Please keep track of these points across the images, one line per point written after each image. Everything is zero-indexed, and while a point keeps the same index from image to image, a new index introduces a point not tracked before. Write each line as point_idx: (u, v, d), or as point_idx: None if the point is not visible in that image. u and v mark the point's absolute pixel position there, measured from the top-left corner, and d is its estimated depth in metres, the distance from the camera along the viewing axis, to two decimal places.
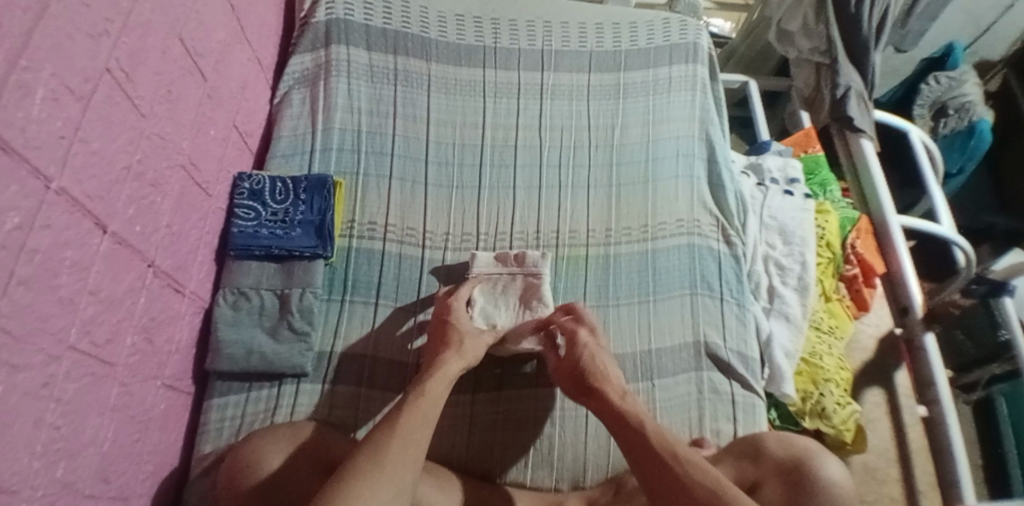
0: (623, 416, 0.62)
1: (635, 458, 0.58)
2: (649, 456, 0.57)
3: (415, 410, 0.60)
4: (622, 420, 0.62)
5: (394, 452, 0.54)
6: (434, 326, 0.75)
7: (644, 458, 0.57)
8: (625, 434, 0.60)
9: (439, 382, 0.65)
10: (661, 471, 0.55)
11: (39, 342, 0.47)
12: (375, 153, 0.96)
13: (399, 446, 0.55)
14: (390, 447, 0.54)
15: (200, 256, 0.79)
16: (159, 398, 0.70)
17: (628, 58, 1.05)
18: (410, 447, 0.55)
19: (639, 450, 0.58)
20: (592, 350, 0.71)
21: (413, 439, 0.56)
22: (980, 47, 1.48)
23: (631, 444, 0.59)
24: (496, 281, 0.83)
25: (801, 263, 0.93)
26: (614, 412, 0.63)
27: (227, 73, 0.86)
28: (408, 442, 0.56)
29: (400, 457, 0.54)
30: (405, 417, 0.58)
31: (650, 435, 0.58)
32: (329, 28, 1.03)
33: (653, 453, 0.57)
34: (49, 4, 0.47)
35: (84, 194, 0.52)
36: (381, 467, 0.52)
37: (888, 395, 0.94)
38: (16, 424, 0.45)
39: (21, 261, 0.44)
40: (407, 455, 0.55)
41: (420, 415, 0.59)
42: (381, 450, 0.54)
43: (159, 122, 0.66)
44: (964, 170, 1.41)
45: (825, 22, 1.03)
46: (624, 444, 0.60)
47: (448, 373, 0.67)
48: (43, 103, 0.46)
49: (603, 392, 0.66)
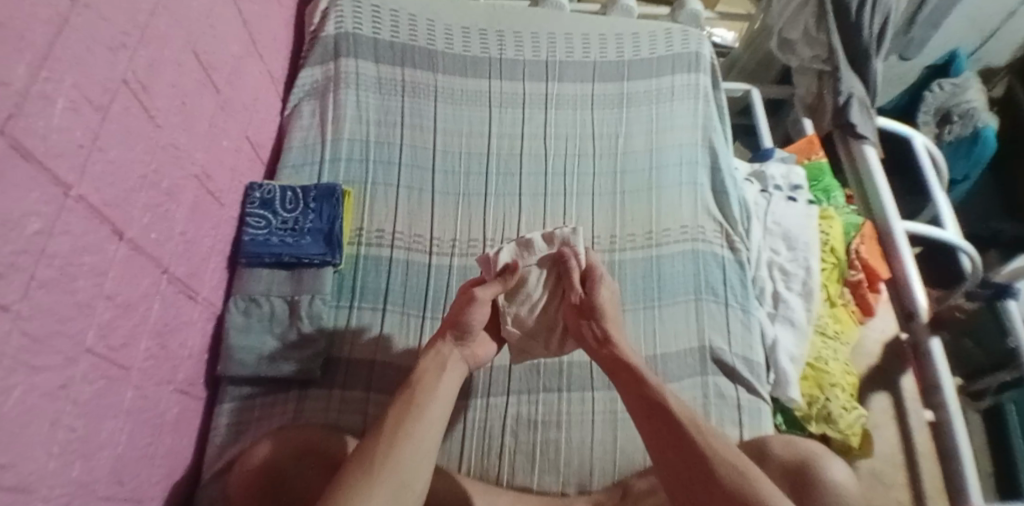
0: (636, 382, 0.62)
1: (647, 427, 0.58)
2: (665, 423, 0.56)
3: (408, 411, 0.60)
4: (635, 385, 0.62)
5: (385, 451, 0.55)
6: (453, 309, 0.72)
7: (658, 424, 0.57)
8: (637, 400, 0.60)
9: (431, 373, 0.65)
10: (676, 439, 0.55)
11: (58, 345, 0.49)
12: (383, 162, 0.98)
13: (389, 447, 0.55)
14: (380, 448, 0.55)
15: (213, 263, 0.81)
16: (172, 402, 0.71)
17: (632, 68, 1.07)
18: (399, 450, 0.55)
19: (657, 416, 0.57)
20: (604, 327, 0.70)
21: (414, 443, 0.56)
22: (983, 55, 1.47)
23: (643, 414, 0.59)
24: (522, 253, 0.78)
25: (805, 268, 0.94)
26: (626, 377, 0.63)
27: (239, 86, 0.88)
28: (398, 439, 0.56)
29: (388, 451, 0.55)
30: (391, 422, 0.58)
31: (667, 402, 0.58)
32: (339, 41, 1.05)
33: (670, 420, 0.57)
34: (70, 18, 0.49)
35: (103, 202, 0.54)
36: (374, 476, 0.52)
37: (894, 399, 0.94)
38: (35, 424, 0.46)
39: (42, 264, 0.46)
40: (397, 454, 0.55)
41: (412, 414, 0.59)
42: (370, 454, 0.54)
43: (174, 132, 0.68)
44: (969, 177, 1.44)
45: (826, 31, 1.05)
46: (641, 412, 0.59)
47: (436, 351, 0.68)
48: (64, 112, 0.48)
49: (617, 358, 0.66)
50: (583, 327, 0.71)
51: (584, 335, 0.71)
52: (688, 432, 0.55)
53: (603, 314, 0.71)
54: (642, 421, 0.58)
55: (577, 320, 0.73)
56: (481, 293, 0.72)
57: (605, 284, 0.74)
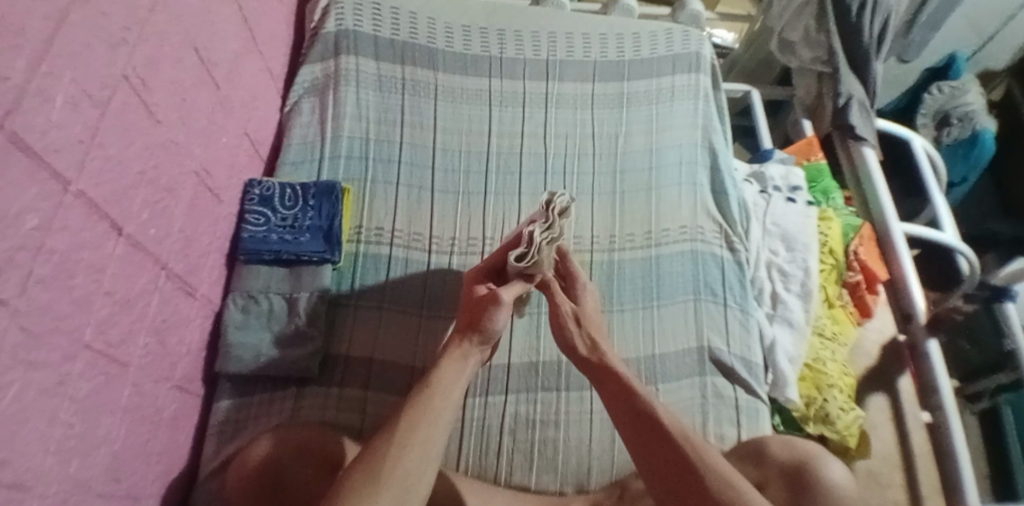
0: (624, 392, 0.60)
1: (637, 440, 0.56)
2: (654, 436, 0.55)
3: (417, 414, 0.57)
4: (622, 395, 0.60)
5: (396, 453, 0.53)
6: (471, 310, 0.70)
7: (647, 436, 0.55)
8: (625, 410, 0.58)
9: (450, 373, 0.63)
10: (664, 449, 0.54)
11: (56, 341, 0.48)
12: (383, 160, 0.97)
13: (398, 449, 0.53)
14: (389, 448, 0.53)
15: (211, 260, 0.80)
16: (170, 399, 0.71)
17: (632, 68, 1.07)
18: (409, 454, 0.53)
19: (644, 422, 0.56)
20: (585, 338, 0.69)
21: (420, 444, 0.55)
22: (983, 58, 1.48)
23: (632, 428, 0.57)
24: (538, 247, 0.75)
25: (804, 269, 0.94)
26: (612, 384, 0.62)
27: (239, 82, 0.88)
28: (409, 437, 0.55)
29: (400, 453, 0.53)
30: (403, 422, 0.56)
31: (656, 412, 0.57)
32: (339, 38, 1.05)
33: (659, 433, 0.55)
34: (70, 13, 0.48)
35: (102, 198, 0.54)
36: (379, 480, 0.50)
37: (892, 400, 0.93)
38: (31, 421, 0.46)
39: (40, 260, 0.46)
40: (403, 459, 0.53)
41: (422, 416, 0.57)
42: (379, 456, 0.53)
43: (173, 128, 0.68)
44: (967, 179, 1.43)
45: (827, 32, 1.05)
46: (627, 420, 0.58)
47: (457, 353, 0.66)
48: (63, 107, 0.48)
49: (607, 367, 0.64)
50: (569, 335, 0.70)
51: (570, 341, 0.69)
52: (676, 442, 0.54)
53: (586, 321, 0.71)
54: (628, 431, 0.57)
55: (566, 324, 0.71)
56: (505, 295, 0.69)
57: (591, 295, 0.76)
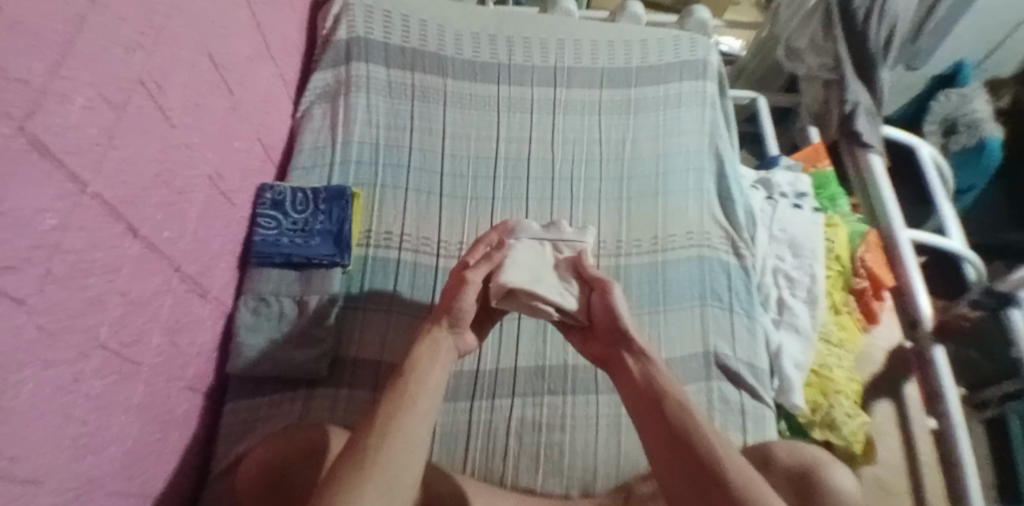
0: (653, 397, 0.56)
1: (664, 454, 0.52)
2: (677, 452, 0.51)
3: (400, 404, 0.56)
4: (650, 404, 0.56)
5: (375, 450, 0.51)
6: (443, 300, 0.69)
7: (672, 452, 0.51)
8: (656, 427, 0.54)
9: (424, 360, 0.62)
10: (690, 462, 0.50)
11: (70, 339, 0.50)
12: (392, 164, 0.99)
13: (379, 441, 0.52)
14: (369, 446, 0.52)
15: (223, 263, 0.82)
16: (180, 399, 0.72)
17: (639, 75, 1.08)
18: (390, 443, 0.52)
19: (670, 439, 0.52)
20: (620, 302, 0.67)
21: (403, 434, 0.54)
22: (992, 63, 1.46)
23: (667, 442, 0.52)
24: (539, 252, 0.74)
25: (810, 276, 0.95)
26: (639, 386, 0.58)
27: (252, 87, 0.90)
28: (389, 433, 0.53)
29: (377, 445, 0.52)
30: (383, 413, 0.55)
31: (691, 422, 0.52)
32: (350, 45, 1.07)
33: (682, 449, 0.51)
34: (88, 18, 0.50)
35: (117, 199, 0.55)
36: (364, 474, 0.49)
37: (898, 408, 0.96)
38: (46, 417, 0.47)
39: (57, 260, 0.47)
40: (385, 447, 0.52)
41: (405, 406, 0.56)
42: (361, 448, 0.51)
43: (188, 133, 0.70)
44: (975, 186, 1.43)
45: (834, 39, 1.06)
46: (654, 435, 0.53)
47: (428, 338, 0.65)
48: (81, 110, 0.49)
49: (647, 363, 0.61)
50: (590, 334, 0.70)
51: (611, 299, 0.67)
52: (703, 454, 0.50)
53: None
54: (654, 441, 0.53)
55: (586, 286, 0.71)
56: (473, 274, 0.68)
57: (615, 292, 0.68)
